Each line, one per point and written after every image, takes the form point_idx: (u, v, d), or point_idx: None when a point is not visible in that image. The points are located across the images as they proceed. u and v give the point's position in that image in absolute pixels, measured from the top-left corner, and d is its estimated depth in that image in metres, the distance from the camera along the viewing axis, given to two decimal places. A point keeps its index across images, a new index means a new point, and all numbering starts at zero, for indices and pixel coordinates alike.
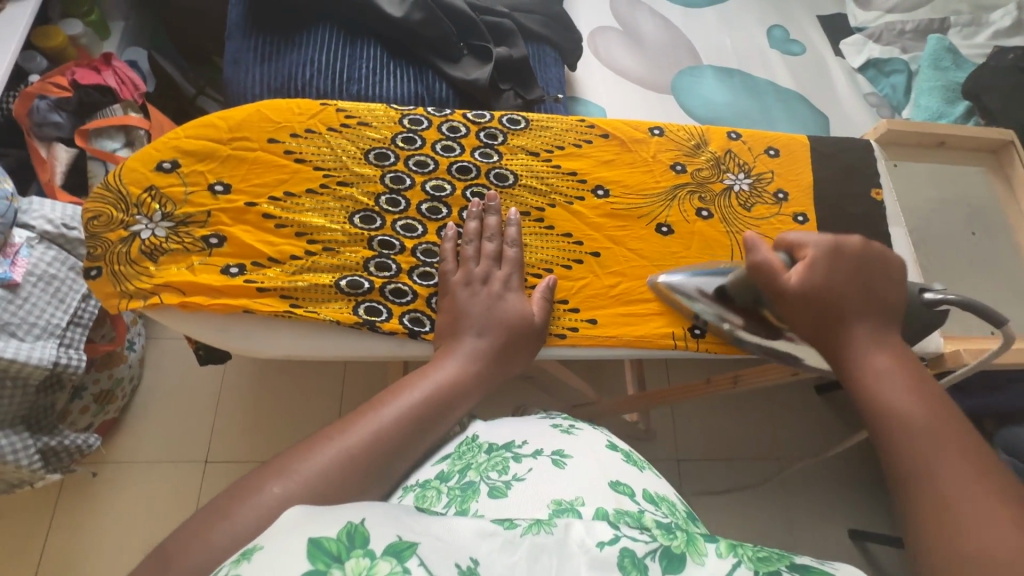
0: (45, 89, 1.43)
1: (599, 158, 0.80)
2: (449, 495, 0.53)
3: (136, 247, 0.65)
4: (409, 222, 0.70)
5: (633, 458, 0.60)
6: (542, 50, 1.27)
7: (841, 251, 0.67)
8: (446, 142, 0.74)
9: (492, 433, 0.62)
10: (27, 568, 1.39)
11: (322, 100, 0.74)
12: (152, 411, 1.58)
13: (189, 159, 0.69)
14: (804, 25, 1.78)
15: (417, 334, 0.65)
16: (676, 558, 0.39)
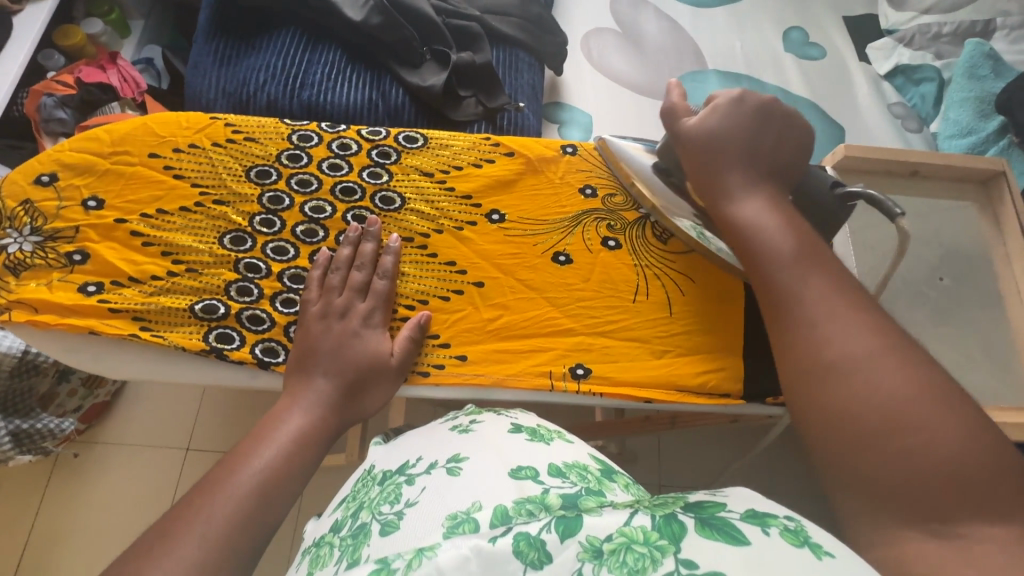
0: (52, 88, 1.52)
1: (498, 179, 0.78)
2: (341, 548, 0.48)
3: (1, 261, 0.66)
4: (281, 245, 0.69)
5: (541, 435, 0.60)
6: (515, 55, 1.21)
7: (741, 103, 0.70)
8: (333, 160, 0.74)
9: (388, 460, 0.60)
10: (20, 535, 1.50)
11: (212, 114, 0.74)
12: (142, 396, 1.65)
13: (68, 173, 0.70)
14: (826, 26, 1.63)
15: (267, 363, 0.65)
16: (571, 521, 0.39)
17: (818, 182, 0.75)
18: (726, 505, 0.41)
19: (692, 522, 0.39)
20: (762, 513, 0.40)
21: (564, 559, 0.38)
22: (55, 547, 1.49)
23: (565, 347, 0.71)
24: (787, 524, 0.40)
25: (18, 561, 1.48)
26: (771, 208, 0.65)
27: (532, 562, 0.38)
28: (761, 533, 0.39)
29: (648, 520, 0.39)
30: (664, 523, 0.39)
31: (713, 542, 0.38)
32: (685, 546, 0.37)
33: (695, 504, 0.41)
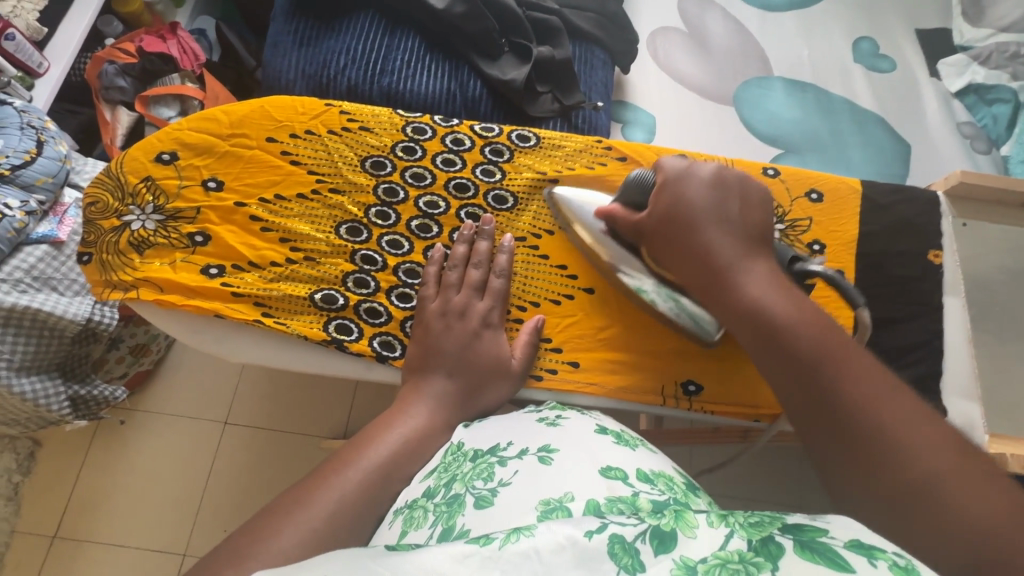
0: (113, 54, 1.51)
1: (608, 184, 0.77)
2: (435, 514, 0.46)
3: (125, 237, 0.67)
4: (396, 238, 0.70)
5: (624, 439, 0.55)
6: (591, 52, 1.19)
7: (692, 177, 0.65)
8: (447, 155, 0.74)
9: (479, 438, 0.55)
10: (61, 496, 1.53)
11: (327, 100, 0.74)
12: (182, 367, 1.66)
13: (188, 152, 0.70)
14: (897, 38, 1.59)
15: (384, 357, 0.66)
16: (667, 535, 0.36)
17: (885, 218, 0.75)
18: (829, 531, 0.36)
19: (790, 543, 0.35)
20: (869, 544, 0.35)
21: (658, 571, 0.34)
22: (95, 510, 1.52)
23: (675, 364, 0.73)
24: (896, 559, 0.34)
25: (59, 522, 1.51)
26: (774, 286, 0.59)
27: (624, 567, 0.34)
28: (866, 564, 0.33)
29: (744, 543, 0.35)
30: (763, 547, 0.35)
31: (815, 565, 0.33)
32: (783, 565, 0.34)
33: (794, 525, 0.37)
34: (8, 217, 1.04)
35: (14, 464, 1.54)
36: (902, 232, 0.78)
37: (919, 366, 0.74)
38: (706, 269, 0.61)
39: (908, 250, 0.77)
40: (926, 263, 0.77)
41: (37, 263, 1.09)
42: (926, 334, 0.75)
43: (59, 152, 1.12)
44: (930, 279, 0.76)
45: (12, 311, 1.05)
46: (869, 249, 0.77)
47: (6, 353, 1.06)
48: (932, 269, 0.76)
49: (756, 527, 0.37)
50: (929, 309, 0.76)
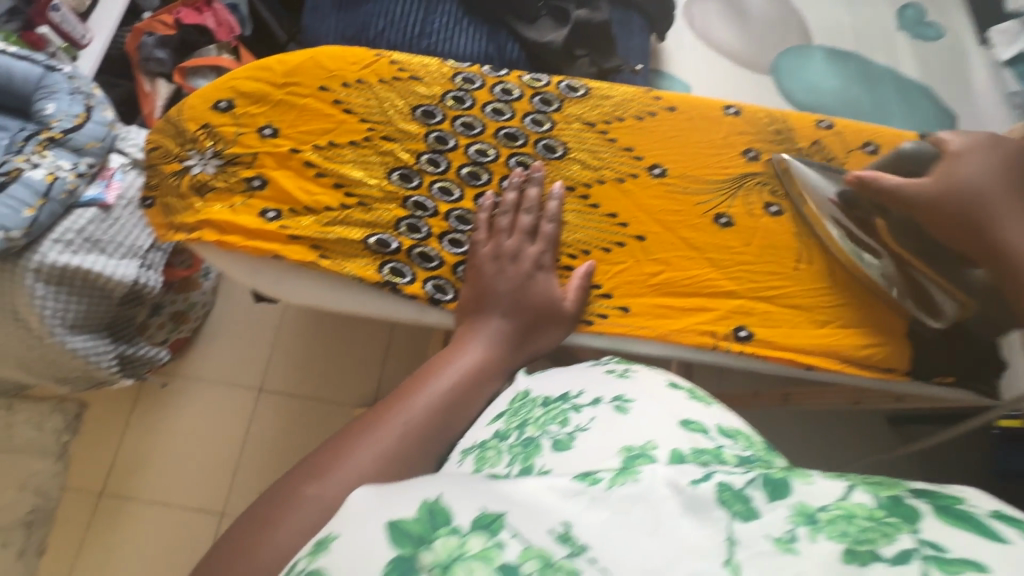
0: (153, 27, 1.54)
1: (658, 134, 0.78)
2: (511, 453, 0.45)
3: (186, 182, 0.69)
4: (447, 185, 0.71)
5: (698, 395, 0.52)
6: (629, 17, 1.18)
7: (981, 151, 0.71)
8: (496, 104, 0.75)
9: (547, 387, 0.55)
10: (107, 455, 1.60)
11: (376, 50, 0.76)
12: (219, 334, 1.71)
13: (244, 100, 0.72)
14: (945, 6, 1.54)
15: (437, 301, 0.68)
16: (780, 481, 0.33)
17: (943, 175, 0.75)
18: (968, 500, 0.32)
19: (926, 507, 0.31)
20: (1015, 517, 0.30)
21: (774, 518, 0.31)
22: (138, 470, 1.58)
23: (727, 309, 0.74)
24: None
25: (105, 480, 1.57)
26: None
27: (737, 514, 0.32)
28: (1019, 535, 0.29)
29: (871, 499, 0.32)
30: (893, 503, 0.31)
31: (962, 532, 0.29)
32: (925, 529, 0.29)
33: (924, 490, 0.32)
34: (61, 178, 1.07)
35: (63, 425, 1.61)
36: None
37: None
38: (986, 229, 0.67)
39: None
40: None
41: (87, 226, 1.12)
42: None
43: (105, 118, 1.15)
44: None
45: (65, 270, 1.09)
46: None
47: (60, 310, 1.11)
48: None
49: (881, 488, 0.33)
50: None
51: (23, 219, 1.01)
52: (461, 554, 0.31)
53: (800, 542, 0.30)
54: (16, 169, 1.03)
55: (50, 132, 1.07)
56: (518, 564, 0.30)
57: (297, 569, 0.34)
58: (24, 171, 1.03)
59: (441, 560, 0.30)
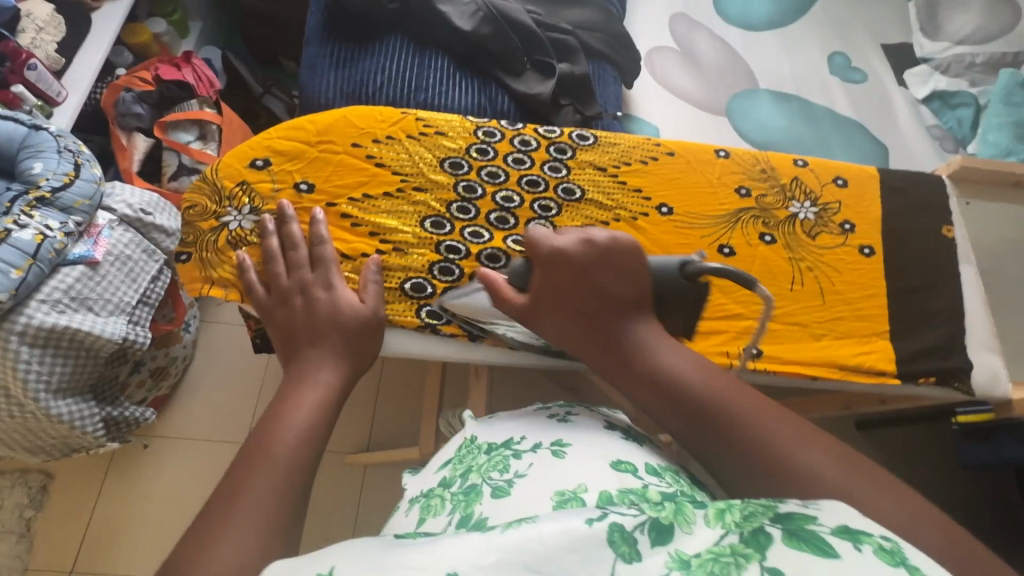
0: (131, 82, 1.54)
1: (664, 176, 0.85)
2: (452, 501, 0.58)
3: (224, 236, 0.75)
4: (477, 229, 0.78)
5: (630, 435, 0.68)
6: (602, 68, 1.29)
7: (563, 255, 0.66)
8: (516, 155, 0.82)
9: (488, 433, 0.69)
10: (78, 528, 1.48)
11: (402, 109, 0.83)
12: (199, 388, 1.65)
13: (280, 158, 0.78)
14: (867, 53, 1.75)
15: (475, 335, 0.77)
16: (664, 528, 0.39)
17: (899, 204, 0.87)
18: (817, 519, 0.38)
19: (778, 532, 0.38)
20: (854, 529, 0.38)
21: (652, 561, 0.37)
22: (112, 541, 1.47)
23: (738, 330, 0.80)
24: (882, 543, 0.37)
25: (76, 555, 1.46)
26: (678, 352, 0.61)
27: (622, 555, 0.37)
28: (851, 549, 0.36)
29: (736, 536, 0.38)
30: (754, 537, 0.37)
31: (801, 553, 0.36)
32: (771, 556, 0.36)
33: (783, 513, 0.39)
34: (49, 238, 1.04)
35: (26, 499, 1.49)
36: (918, 212, 0.87)
37: (949, 327, 0.82)
38: (602, 345, 0.63)
39: (926, 229, 0.86)
40: (943, 238, 0.86)
41: (74, 283, 1.09)
42: (949, 300, 0.83)
43: (94, 174, 1.14)
44: (945, 253, 0.86)
45: (51, 331, 1.05)
46: (893, 227, 0.86)
47: (44, 374, 1.06)
48: (947, 243, 0.86)
49: (747, 520, 0.39)
50: (950, 277, 0.85)
51: (11, 280, 0.98)
52: None
53: None
54: (3, 230, 0.99)
55: (39, 191, 1.05)
56: None
57: None
58: (12, 231, 1.00)
59: None
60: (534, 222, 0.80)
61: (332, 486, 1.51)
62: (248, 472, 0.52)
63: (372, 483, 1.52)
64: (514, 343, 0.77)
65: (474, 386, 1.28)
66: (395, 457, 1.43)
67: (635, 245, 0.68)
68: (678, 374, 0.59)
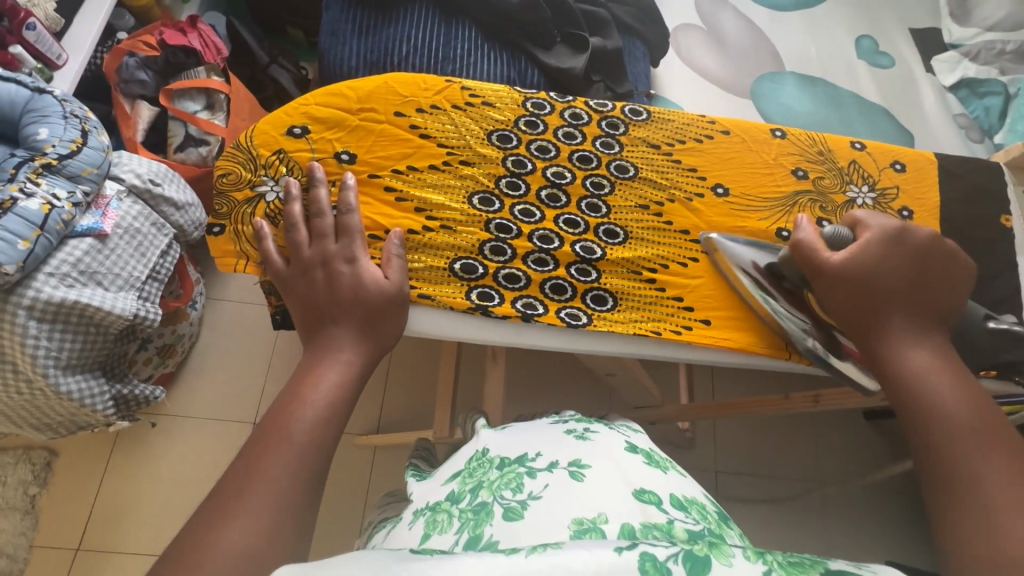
0: (135, 47, 1.48)
1: (718, 155, 0.82)
2: (461, 520, 0.57)
3: (261, 208, 0.72)
4: (528, 207, 0.75)
5: (655, 458, 0.65)
6: (633, 44, 1.24)
7: (904, 241, 0.70)
8: (568, 129, 0.78)
9: (503, 446, 0.67)
10: (83, 506, 1.46)
11: (447, 77, 0.78)
12: (206, 368, 1.61)
13: (319, 126, 0.74)
14: (895, 37, 1.71)
15: (529, 317, 0.72)
16: (701, 559, 0.40)
17: (954, 191, 0.85)
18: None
19: None
20: None
21: None
22: (119, 519, 1.45)
23: None
24: None
25: (83, 534, 1.43)
26: (931, 355, 0.65)
27: None
28: None
29: None
30: None
31: None
32: None
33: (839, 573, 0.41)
34: (57, 208, 0.99)
35: (30, 475, 1.46)
36: (975, 199, 0.85)
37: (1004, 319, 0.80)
38: (887, 325, 0.67)
39: (983, 217, 0.84)
40: (1000, 226, 0.84)
41: (83, 257, 1.05)
42: (1005, 290, 0.81)
43: (101, 143, 1.08)
44: (1002, 243, 0.83)
45: (61, 306, 1.00)
46: (950, 214, 0.83)
47: (54, 350, 1.02)
48: (1003, 232, 0.83)
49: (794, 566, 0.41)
50: (1006, 267, 0.83)
51: (19, 252, 0.93)
52: None
53: None
54: (8, 199, 0.94)
55: (45, 158, 0.99)
56: None
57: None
58: (17, 201, 0.95)
59: None
60: (587, 201, 0.77)
61: (344, 467, 1.49)
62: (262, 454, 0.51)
63: (384, 464, 1.50)
64: (570, 324, 0.73)
65: (493, 369, 1.26)
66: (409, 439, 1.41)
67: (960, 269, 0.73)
68: (928, 374, 0.64)
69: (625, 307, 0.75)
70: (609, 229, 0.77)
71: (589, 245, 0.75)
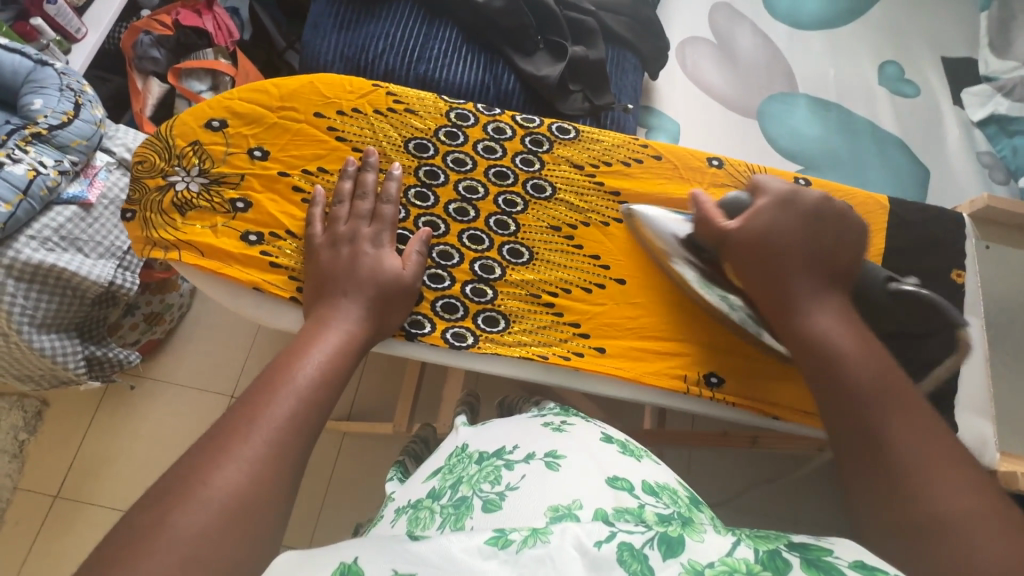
0: (151, 25, 1.54)
1: (645, 180, 0.83)
2: (443, 515, 0.55)
3: (169, 197, 0.73)
4: (432, 219, 0.76)
5: (629, 448, 0.62)
6: (623, 56, 1.21)
7: (793, 204, 0.70)
8: (488, 142, 0.80)
9: (481, 441, 0.65)
10: (66, 455, 1.54)
11: (374, 82, 0.80)
12: (193, 338, 1.68)
13: (237, 121, 0.76)
14: (924, 66, 1.61)
15: (414, 335, 0.73)
16: (675, 540, 0.40)
17: (906, 240, 0.82)
18: (834, 552, 0.41)
19: (796, 560, 0.40)
20: (871, 565, 0.39)
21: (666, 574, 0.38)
22: (96, 473, 1.52)
23: (700, 356, 0.79)
24: None
25: (62, 482, 1.52)
26: (838, 322, 0.66)
27: (633, 572, 0.38)
28: None
29: (752, 553, 0.40)
30: (768, 556, 0.40)
31: None
32: None
33: (801, 543, 0.42)
34: (42, 174, 1.05)
35: (21, 422, 1.56)
36: (928, 250, 0.81)
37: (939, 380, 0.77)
38: (796, 296, 0.67)
39: (933, 270, 0.81)
40: (950, 282, 0.81)
41: (65, 223, 1.11)
42: (945, 349, 0.78)
43: (94, 116, 1.13)
44: (951, 299, 0.80)
45: (38, 268, 1.06)
46: (894, 263, 0.81)
47: (29, 309, 1.08)
48: (954, 287, 0.80)
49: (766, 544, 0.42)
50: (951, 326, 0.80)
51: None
52: None
53: None
54: None
55: (36, 128, 1.06)
56: None
57: None
58: (4, 164, 1.01)
59: None
60: (497, 217, 0.78)
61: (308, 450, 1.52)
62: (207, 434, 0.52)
63: (348, 453, 1.52)
64: (454, 345, 0.73)
65: (452, 373, 1.26)
66: (372, 431, 1.42)
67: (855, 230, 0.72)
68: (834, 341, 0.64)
69: (516, 330, 0.75)
70: (513, 249, 0.78)
71: (489, 264, 0.76)
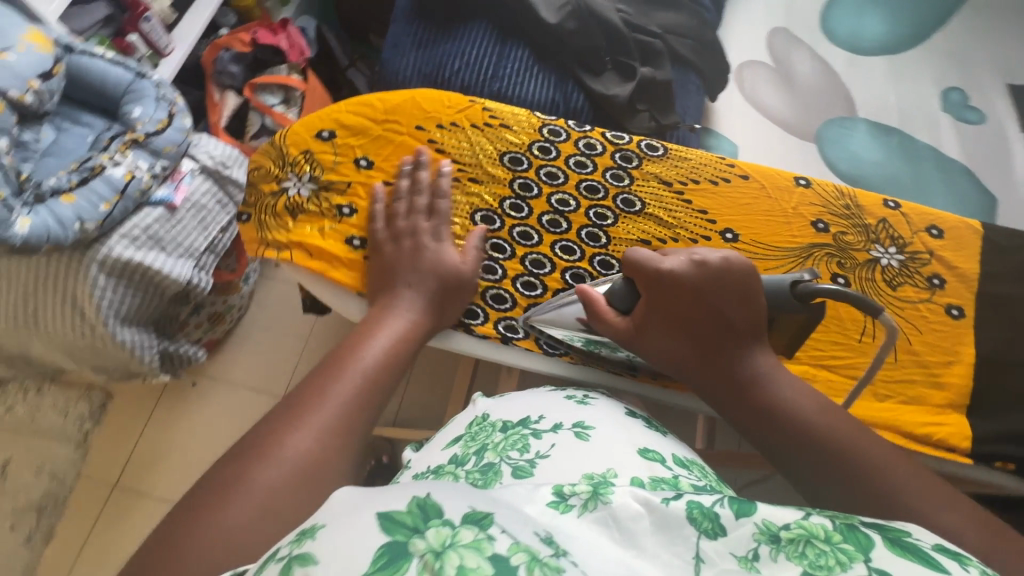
0: (231, 43, 1.64)
1: (735, 198, 0.84)
2: (471, 478, 0.55)
3: (282, 202, 0.79)
4: (526, 230, 0.80)
5: (652, 424, 0.67)
6: (687, 77, 1.23)
7: (663, 279, 0.69)
8: (580, 157, 0.83)
9: (505, 411, 0.65)
10: (125, 446, 1.60)
11: (471, 97, 0.85)
12: (250, 339, 1.74)
13: (345, 132, 0.81)
14: (988, 92, 1.58)
15: (508, 338, 0.79)
16: (745, 504, 0.42)
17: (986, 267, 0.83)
18: (913, 534, 0.41)
19: (878, 537, 0.40)
20: (955, 551, 0.40)
21: (738, 536, 0.40)
22: (152, 465, 1.58)
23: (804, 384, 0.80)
24: (983, 567, 0.39)
25: (121, 471, 1.58)
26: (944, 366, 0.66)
27: (705, 531, 0.40)
28: (959, 567, 0.38)
29: (828, 524, 0.41)
30: (847, 528, 0.41)
31: (908, 561, 0.38)
32: (876, 557, 0.38)
33: (876, 523, 0.42)
34: (137, 177, 1.12)
35: (87, 412, 1.63)
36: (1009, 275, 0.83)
37: None
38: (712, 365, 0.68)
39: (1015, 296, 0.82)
40: None
41: (153, 225, 1.17)
42: None
43: (184, 125, 1.21)
44: None
45: (127, 264, 1.13)
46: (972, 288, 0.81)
47: (115, 302, 1.15)
48: None
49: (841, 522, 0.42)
50: None
51: (99, 212, 1.06)
52: (453, 542, 0.34)
53: (761, 558, 0.39)
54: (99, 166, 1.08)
55: (135, 134, 1.13)
56: (508, 555, 0.33)
57: (278, 557, 0.35)
58: (107, 167, 1.09)
59: (433, 546, 0.33)
60: (587, 230, 0.81)
61: None
62: (299, 403, 0.56)
63: None
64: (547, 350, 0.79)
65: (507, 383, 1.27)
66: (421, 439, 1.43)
67: (747, 268, 0.70)
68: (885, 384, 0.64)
69: None
70: (603, 260, 0.80)
71: (579, 274, 0.79)
